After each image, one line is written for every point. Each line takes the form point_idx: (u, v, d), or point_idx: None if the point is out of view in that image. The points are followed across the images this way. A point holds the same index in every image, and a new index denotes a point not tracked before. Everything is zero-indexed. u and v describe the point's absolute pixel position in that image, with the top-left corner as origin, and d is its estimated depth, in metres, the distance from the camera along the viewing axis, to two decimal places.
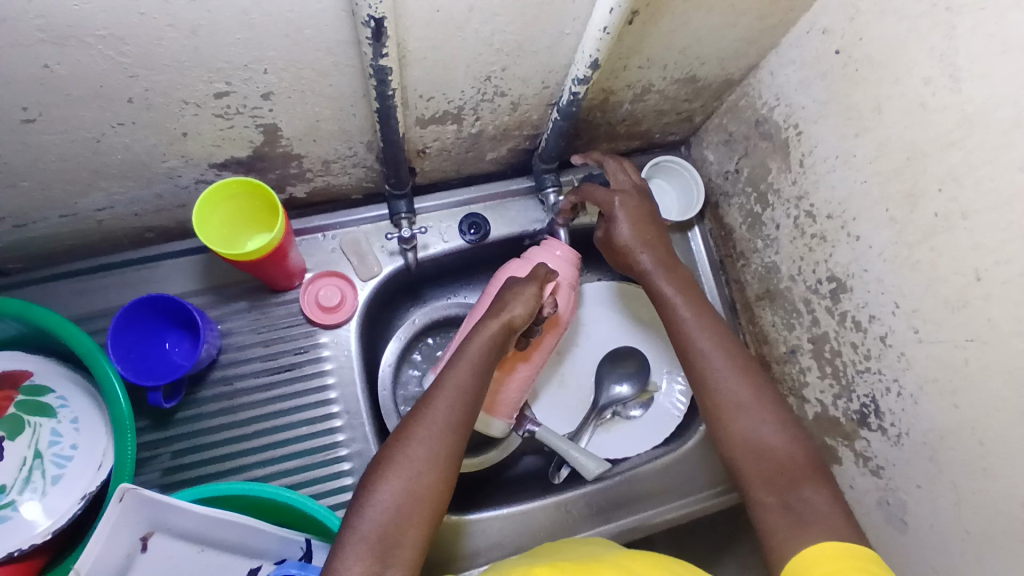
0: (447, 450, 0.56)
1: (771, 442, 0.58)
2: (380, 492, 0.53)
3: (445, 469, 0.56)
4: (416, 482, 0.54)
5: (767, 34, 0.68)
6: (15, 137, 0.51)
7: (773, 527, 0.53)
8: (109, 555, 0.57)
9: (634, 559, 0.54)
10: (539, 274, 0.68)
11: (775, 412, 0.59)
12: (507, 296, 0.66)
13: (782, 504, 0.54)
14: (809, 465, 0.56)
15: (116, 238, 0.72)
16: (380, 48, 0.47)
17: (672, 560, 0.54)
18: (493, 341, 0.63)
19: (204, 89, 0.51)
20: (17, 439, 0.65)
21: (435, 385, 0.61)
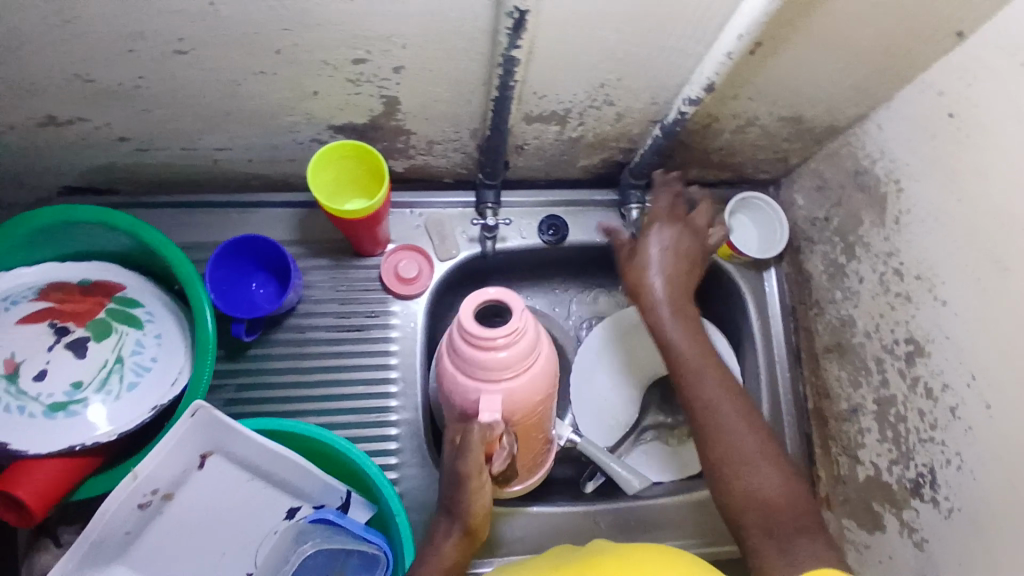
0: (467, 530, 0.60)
1: (762, 488, 0.59)
2: None
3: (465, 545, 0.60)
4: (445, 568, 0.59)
5: (881, 85, 0.68)
6: (166, 66, 0.56)
7: (772, 570, 0.54)
8: (167, 464, 0.62)
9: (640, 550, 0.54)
10: (472, 451, 0.56)
11: (775, 461, 0.61)
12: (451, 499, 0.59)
13: (778, 547, 0.55)
14: (802, 512, 0.58)
15: (224, 179, 0.78)
16: (515, 39, 0.50)
17: (679, 555, 0.53)
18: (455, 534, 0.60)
19: (345, 54, 0.56)
20: (102, 342, 0.70)
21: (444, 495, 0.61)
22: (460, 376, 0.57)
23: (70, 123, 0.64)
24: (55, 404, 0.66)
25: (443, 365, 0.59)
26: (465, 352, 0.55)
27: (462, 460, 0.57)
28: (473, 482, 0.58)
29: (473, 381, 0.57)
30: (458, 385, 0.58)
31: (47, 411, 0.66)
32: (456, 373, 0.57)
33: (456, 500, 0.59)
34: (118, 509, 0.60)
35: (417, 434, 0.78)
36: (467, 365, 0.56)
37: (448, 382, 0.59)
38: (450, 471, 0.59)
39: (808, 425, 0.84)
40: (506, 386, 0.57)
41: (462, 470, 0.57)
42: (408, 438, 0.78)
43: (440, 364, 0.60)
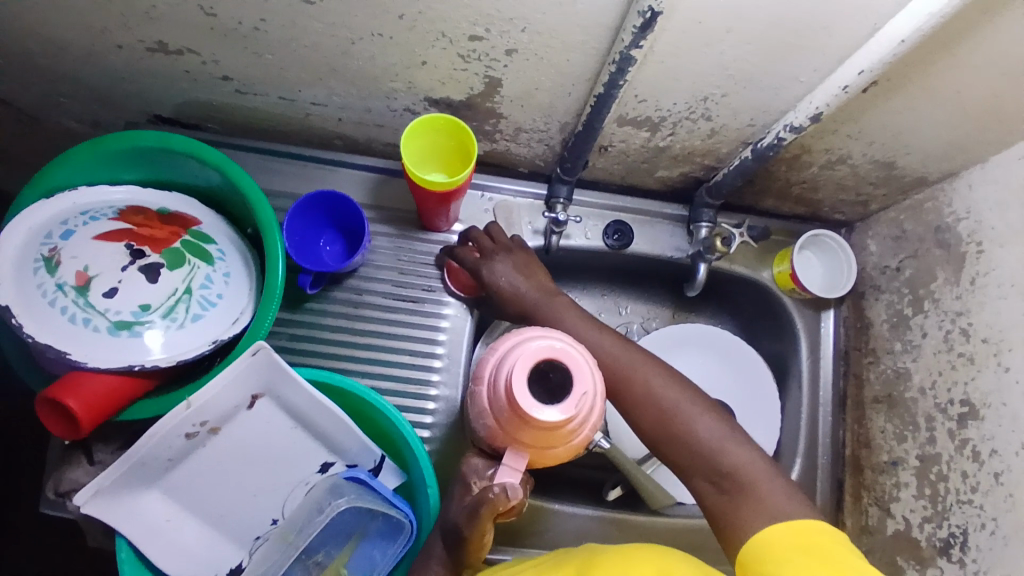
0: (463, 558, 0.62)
1: (705, 433, 0.60)
2: None
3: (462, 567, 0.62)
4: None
5: (983, 145, 0.66)
6: (287, 13, 0.58)
7: (716, 509, 0.56)
8: (223, 398, 0.64)
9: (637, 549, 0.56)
10: (481, 520, 0.58)
11: (708, 412, 0.62)
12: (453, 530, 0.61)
13: (716, 486, 0.57)
14: (737, 444, 0.59)
15: (310, 133, 0.80)
16: (639, 39, 0.51)
17: (673, 553, 0.55)
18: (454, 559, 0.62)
19: (465, 29, 0.57)
20: (174, 271, 0.71)
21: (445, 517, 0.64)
22: (491, 424, 0.58)
23: (178, 53, 0.66)
24: (121, 323, 0.67)
25: (476, 402, 0.59)
26: (506, 410, 0.56)
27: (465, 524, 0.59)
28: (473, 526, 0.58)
29: (502, 436, 0.58)
30: (487, 431, 0.59)
31: (111, 328, 0.67)
32: (489, 420, 0.58)
33: (454, 545, 0.61)
34: (167, 434, 0.62)
35: (453, 411, 0.79)
36: (505, 419, 0.56)
37: (479, 421, 0.59)
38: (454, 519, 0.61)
39: (842, 471, 0.84)
40: (532, 451, 0.57)
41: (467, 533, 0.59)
42: (444, 415, 0.78)
43: (474, 402, 0.60)
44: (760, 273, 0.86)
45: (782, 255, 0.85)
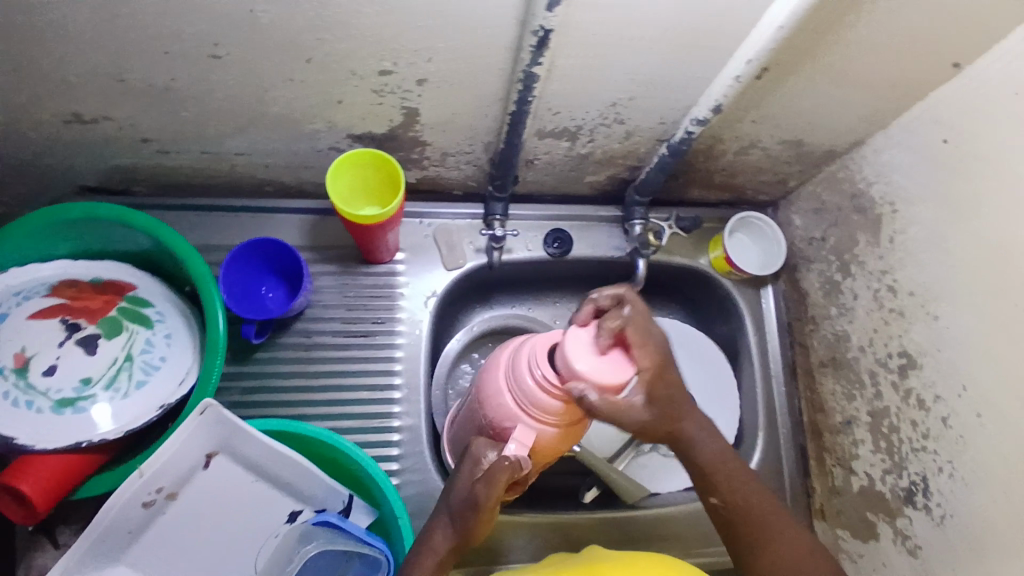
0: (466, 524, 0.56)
1: (794, 562, 0.57)
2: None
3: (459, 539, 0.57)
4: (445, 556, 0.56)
5: (878, 114, 0.71)
6: (197, 70, 0.58)
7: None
8: (175, 461, 0.63)
9: (639, 560, 0.59)
10: (496, 485, 0.54)
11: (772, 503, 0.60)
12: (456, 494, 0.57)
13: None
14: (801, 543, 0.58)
15: (239, 184, 0.80)
16: (538, 56, 0.53)
17: (670, 561, 0.59)
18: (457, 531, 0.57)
19: (373, 65, 0.58)
20: (112, 340, 0.71)
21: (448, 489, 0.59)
22: (507, 397, 0.57)
23: (93, 122, 0.65)
24: (63, 400, 0.67)
25: (495, 377, 0.59)
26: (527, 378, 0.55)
27: (479, 488, 0.55)
28: (483, 489, 0.55)
29: (516, 410, 0.57)
30: (501, 406, 0.58)
31: (55, 406, 0.66)
32: (504, 395, 0.58)
33: (458, 516, 0.56)
34: (124, 506, 0.61)
35: (418, 439, 0.79)
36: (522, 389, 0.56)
37: (494, 396, 0.59)
38: (462, 492, 0.57)
39: (803, 438, 0.87)
40: (542, 424, 0.56)
41: (479, 500, 0.55)
42: (410, 444, 0.79)
43: (489, 380, 0.60)
44: (699, 260, 0.89)
45: (715, 240, 0.88)
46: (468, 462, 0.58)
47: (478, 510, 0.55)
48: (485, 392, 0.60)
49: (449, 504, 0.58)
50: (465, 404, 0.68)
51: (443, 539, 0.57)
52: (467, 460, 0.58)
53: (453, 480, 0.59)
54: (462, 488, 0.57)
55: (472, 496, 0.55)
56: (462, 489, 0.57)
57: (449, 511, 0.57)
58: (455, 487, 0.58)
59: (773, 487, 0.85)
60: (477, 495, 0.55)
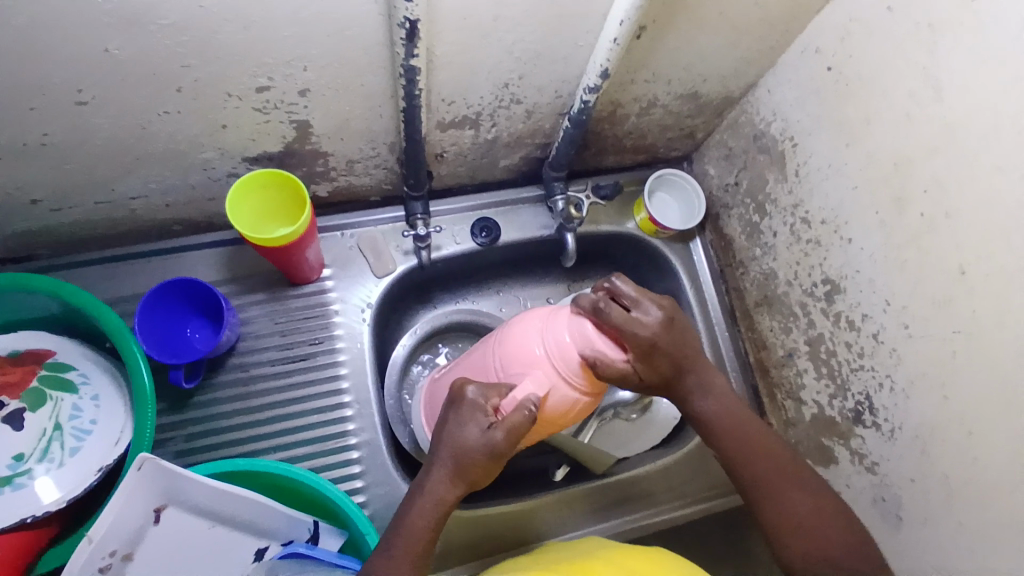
0: (470, 467, 0.58)
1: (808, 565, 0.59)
2: (409, 515, 0.59)
3: (458, 483, 0.59)
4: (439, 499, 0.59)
5: (764, 53, 0.73)
6: (64, 119, 0.55)
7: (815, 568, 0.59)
8: (124, 521, 0.60)
9: (629, 556, 0.57)
10: (516, 432, 0.55)
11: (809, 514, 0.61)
12: (456, 437, 0.58)
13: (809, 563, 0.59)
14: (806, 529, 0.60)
15: (143, 228, 0.76)
16: (413, 49, 0.52)
17: (665, 558, 0.57)
18: (460, 473, 0.58)
19: (248, 83, 0.56)
20: (38, 411, 0.67)
21: (442, 438, 0.59)
22: (536, 352, 0.58)
23: None
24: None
25: (529, 329, 0.60)
26: (561, 337, 0.57)
27: (499, 431, 0.56)
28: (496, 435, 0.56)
29: (537, 367, 0.58)
30: (524, 352, 0.59)
31: None
32: (531, 348, 0.59)
33: (466, 460, 0.57)
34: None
35: (378, 452, 0.78)
36: (553, 346, 0.57)
37: (521, 346, 0.59)
38: (474, 437, 0.57)
39: (753, 378, 0.89)
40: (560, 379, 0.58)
41: (496, 444, 0.56)
42: (371, 458, 0.77)
43: (517, 326, 0.62)
44: (626, 224, 0.90)
45: (638, 203, 0.89)
46: (472, 406, 0.58)
47: (492, 455, 0.56)
48: (509, 342, 0.61)
49: (455, 449, 0.58)
50: (472, 359, 0.67)
51: (455, 484, 0.58)
52: (469, 405, 0.58)
53: (455, 425, 0.58)
54: (472, 435, 0.57)
55: (487, 441, 0.56)
56: (473, 435, 0.57)
57: (455, 457, 0.58)
58: (460, 436, 0.57)
59: None
60: (495, 439, 0.56)
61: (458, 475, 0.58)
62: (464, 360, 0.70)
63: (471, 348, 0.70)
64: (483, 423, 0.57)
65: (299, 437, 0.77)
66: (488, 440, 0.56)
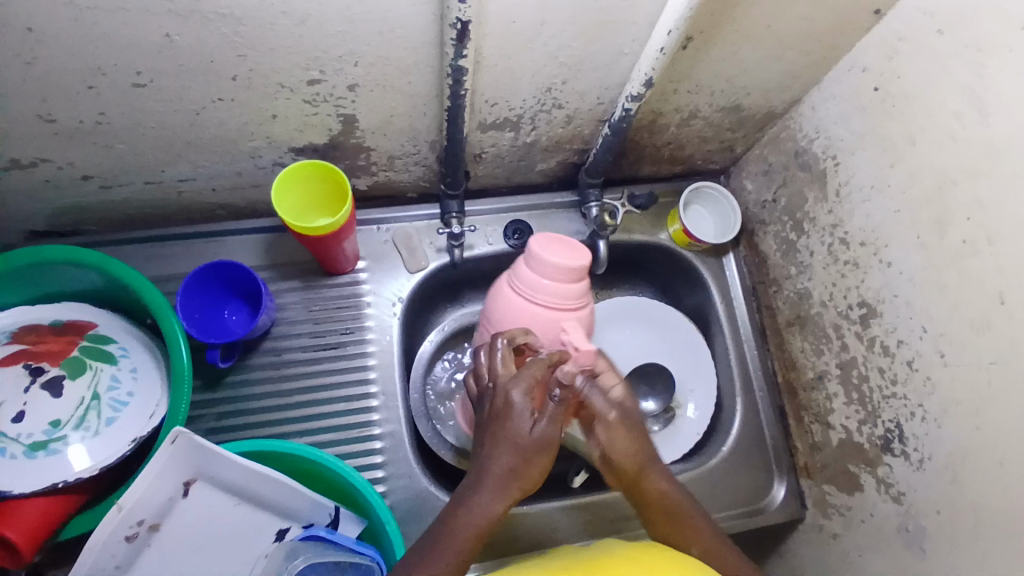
0: (526, 470, 0.55)
1: None
2: (462, 524, 0.51)
3: (515, 491, 0.54)
4: (492, 509, 0.53)
5: (810, 70, 0.72)
6: (124, 101, 0.58)
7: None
8: (155, 492, 0.62)
9: (647, 553, 0.52)
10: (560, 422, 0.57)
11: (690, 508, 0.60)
12: (513, 440, 0.55)
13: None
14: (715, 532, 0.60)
15: (188, 211, 0.79)
16: (461, 49, 0.54)
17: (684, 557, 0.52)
18: (513, 478, 0.54)
19: (300, 75, 0.58)
20: (77, 379, 0.70)
21: (492, 441, 0.56)
22: (548, 295, 0.65)
23: (32, 165, 0.64)
24: (35, 444, 0.66)
25: (531, 296, 0.66)
26: (549, 265, 0.64)
27: (547, 421, 0.56)
28: (548, 433, 0.56)
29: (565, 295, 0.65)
30: (526, 316, 0.66)
31: (27, 451, 0.66)
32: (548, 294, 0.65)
33: (527, 460, 0.55)
34: (106, 543, 0.60)
35: (401, 444, 0.79)
36: (547, 275, 0.65)
37: (540, 304, 0.66)
38: (530, 435, 0.55)
39: (780, 398, 0.88)
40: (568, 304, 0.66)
41: (552, 435, 0.56)
42: (393, 449, 0.78)
43: (501, 308, 0.68)
44: (658, 235, 0.90)
45: (672, 215, 0.89)
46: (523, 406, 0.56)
47: (547, 449, 0.55)
48: (532, 314, 0.66)
49: (513, 451, 0.55)
50: (493, 361, 0.68)
51: (506, 492, 0.54)
52: (518, 404, 0.56)
53: (506, 423, 0.56)
54: (525, 429, 0.55)
55: (544, 434, 0.55)
56: (528, 432, 0.55)
57: (515, 462, 0.54)
58: (507, 437, 0.55)
59: (754, 450, 0.87)
60: (549, 432, 0.56)
61: (514, 480, 0.54)
62: (480, 372, 0.71)
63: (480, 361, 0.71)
64: (529, 420, 0.56)
65: (324, 424, 0.78)
66: (540, 433, 0.55)
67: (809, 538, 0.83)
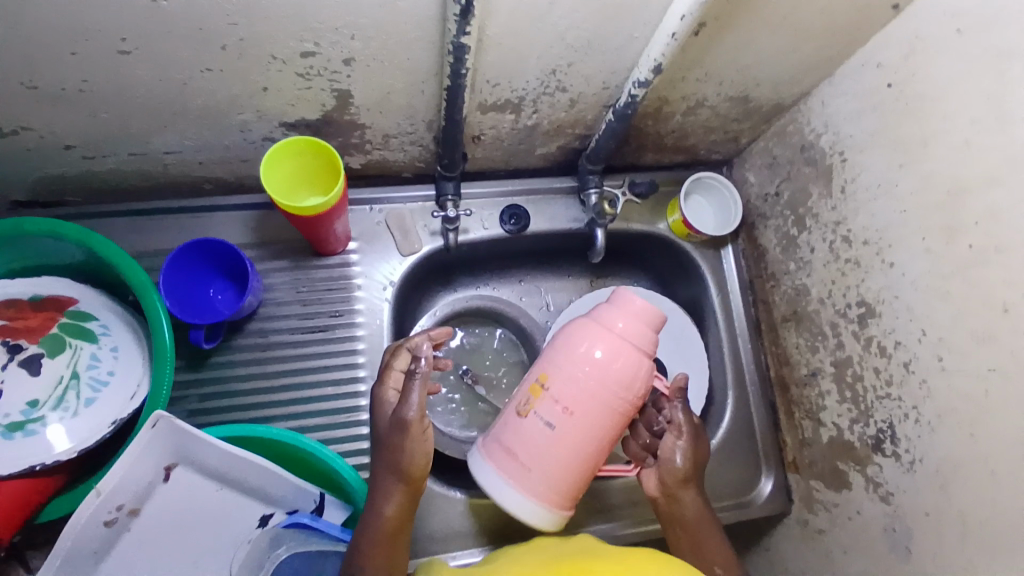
0: (397, 459, 0.60)
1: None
2: (377, 513, 0.60)
3: (402, 480, 0.61)
4: (388, 505, 0.61)
5: (822, 63, 0.70)
6: (108, 69, 0.55)
7: None
8: (135, 475, 0.58)
9: (634, 555, 0.56)
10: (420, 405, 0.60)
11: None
12: (393, 444, 0.60)
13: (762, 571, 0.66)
14: None
15: (174, 184, 0.76)
16: (465, 26, 0.51)
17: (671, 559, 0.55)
18: (404, 470, 0.60)
19: (294, 47, 0.55)
20: (57, 357, 0.67)
21: (381, 437, 0.61)
22: (625, 352, 0.57)
23: (12, 134, 0.61)
24: (12, 425, 0.64)
25: (610, 351, 0.57)
26: (604, 345, 0.57)
27: (406, 405, 0.59)
28: (416, 425, 0.59)
29: (647, 347, 0.58)
30: (591, 377, 0.57)
31: (3, 432, 0.63)
32: (628, 345, 0.58)
33: (403, 455, 0.60)
34: (83, 528, 0.57)
35: None
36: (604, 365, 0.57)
37: (607, 367, 0.57)
38: (385, 421, 0.61)
39: (772, 394, 0.88)
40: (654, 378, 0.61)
41: (402, 416, 0.59)
42: None
43: (595, 358, 0.57)
44: (657, 225, 0.89)
45: (672, 205, 0.88)
46: (382, 398, 0.62)
47: (406, 431, 0.59)
48: (597, 381, 0.57)
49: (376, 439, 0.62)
50: (544, 447, 0.58)
51: (397, 486, 0.61)
52: (379, 395, 0.63)
53: (374, 415, 0.63)
54: (385, 419, 0.61)
55: (400, 418, 0.59)
56: (386, 418, 0.61)
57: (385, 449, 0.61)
58: (381, 432, 0.61)
59: (743, 444, 0.87)
60: (404, 417, 0.59)
61: (394, 476, 0.61)
62: (520, 459, 0.58)
63: (512, 460, 0.59)
64: (394, 410, 0.60)
65: (311, 409, 0.77)
66: (395, 416, 0.60)
67: (793, 533, 0.84)
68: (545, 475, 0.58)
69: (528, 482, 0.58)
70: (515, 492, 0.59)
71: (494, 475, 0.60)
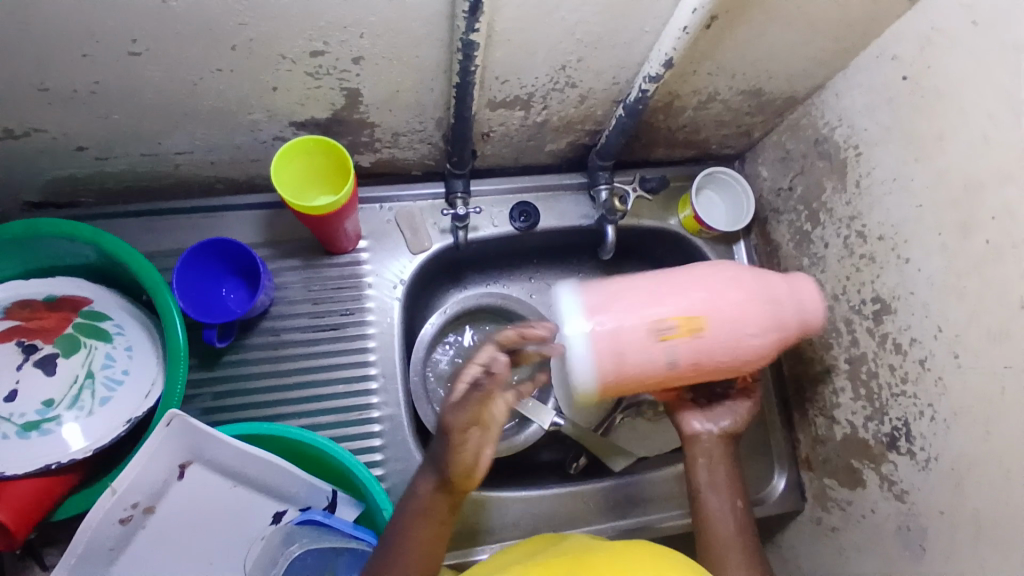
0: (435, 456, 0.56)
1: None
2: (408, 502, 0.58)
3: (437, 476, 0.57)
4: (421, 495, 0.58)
5: (836, 55, 0.69)
6: (120, 70, 0.55)
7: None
8: (148, 475, 0.60)
9: (627, 550, 0.56)
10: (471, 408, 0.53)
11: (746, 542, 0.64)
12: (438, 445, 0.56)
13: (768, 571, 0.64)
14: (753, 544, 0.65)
15: (186, 183, 0.76)
16: (473, 23, 0.51)
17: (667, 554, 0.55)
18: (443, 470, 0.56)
19: (303, 46, 0.55)
20: (71, 357, 0.68)
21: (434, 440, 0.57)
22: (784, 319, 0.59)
23: (25, 135, 0.62)
24: (27, 424, 0.65)
25: (764, 308, 0.58)
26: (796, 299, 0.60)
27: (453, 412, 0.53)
28: (458, 434, 0.53)
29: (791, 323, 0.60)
30: (747, 334, 0.58)
31: (20, 431, 0.64)
32: (777, 306, 0.59)
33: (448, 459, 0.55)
34: (99, 525, 0.58)
35: (399, 427, 0.77)
36: (810, 306, 0.61)
37: (751, 324, 0.58)
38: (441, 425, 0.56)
39: (785, 391, 0.87)
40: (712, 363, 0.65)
41: (444, 423, 0.54)
42: (391, 433, 0.77)
43: (772, 314, 0.58)
44: (668, 221, 0.88)
45: (684, 200, 0.87)
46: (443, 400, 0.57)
47: (446, 435, 0.54)
48: (734, 342, 0.57)
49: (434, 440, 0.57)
50: (640, 367, 0.56)
51: (434, 478, 0.57)
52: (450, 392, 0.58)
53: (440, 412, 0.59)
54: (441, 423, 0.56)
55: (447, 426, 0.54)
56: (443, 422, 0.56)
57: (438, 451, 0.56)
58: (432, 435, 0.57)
59: (756, 442, 0.86)
60: (450, 425, 0.53)
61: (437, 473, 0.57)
62: (616, 367, 0.55)
63: (610, 356, 0.55)
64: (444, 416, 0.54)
65: (322, 408, 0.77)
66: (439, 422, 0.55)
67: (806, 530, 0.83)
68: (625, 378, 0.57)
69: (607, 376, 0.56)
70: (600, 361, 0.55)
71: (582, 347, 0.55)
